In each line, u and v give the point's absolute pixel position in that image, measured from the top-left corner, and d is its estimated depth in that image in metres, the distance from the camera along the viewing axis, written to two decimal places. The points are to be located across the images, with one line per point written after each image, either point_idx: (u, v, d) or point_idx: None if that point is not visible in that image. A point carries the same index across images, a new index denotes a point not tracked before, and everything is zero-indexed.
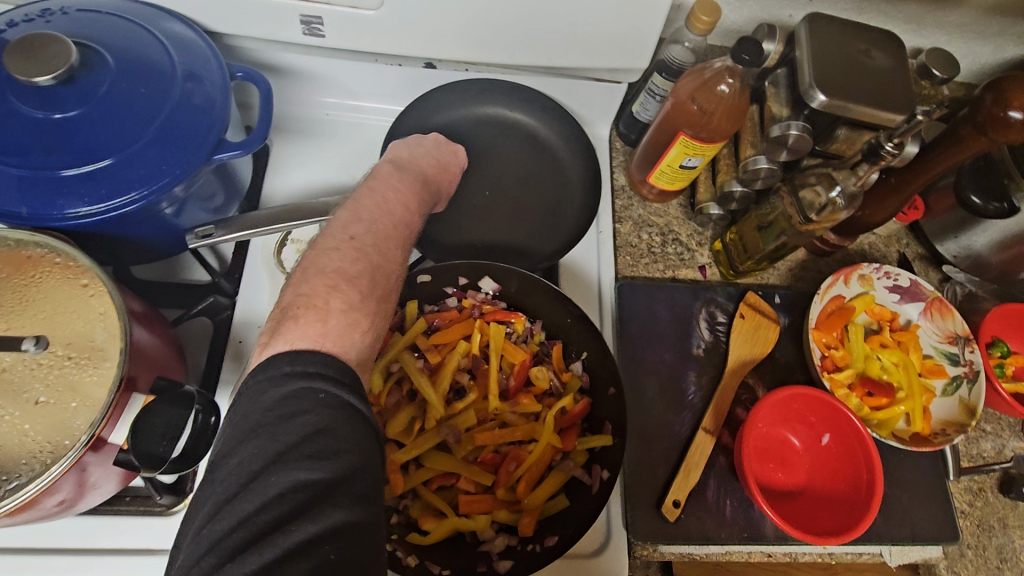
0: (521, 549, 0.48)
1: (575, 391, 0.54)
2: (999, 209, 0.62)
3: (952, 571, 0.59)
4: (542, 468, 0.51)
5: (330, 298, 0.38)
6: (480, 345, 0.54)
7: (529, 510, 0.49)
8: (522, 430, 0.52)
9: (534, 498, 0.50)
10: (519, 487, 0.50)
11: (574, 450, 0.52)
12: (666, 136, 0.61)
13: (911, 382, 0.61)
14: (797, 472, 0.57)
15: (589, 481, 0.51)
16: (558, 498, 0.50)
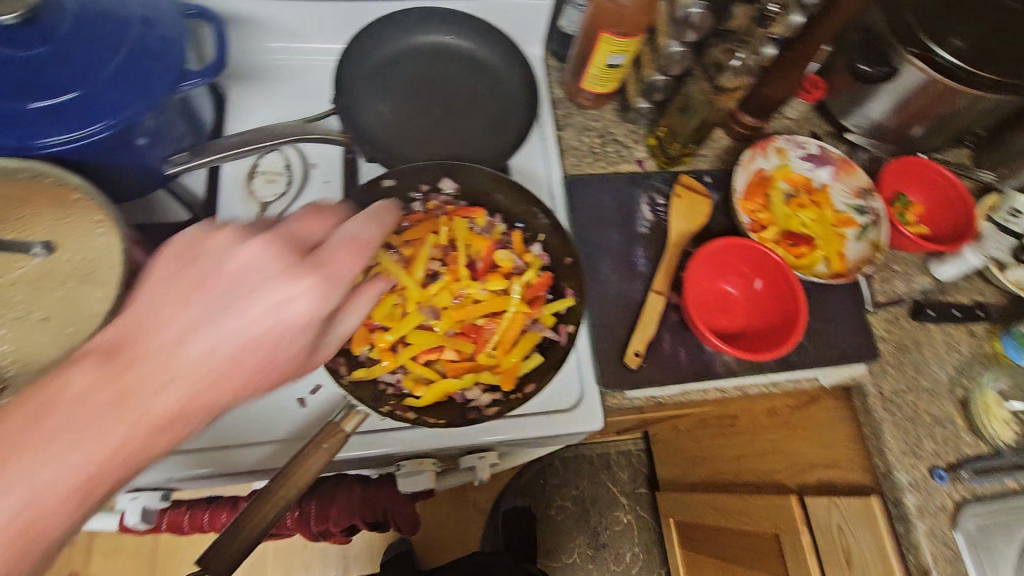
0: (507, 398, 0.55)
1: (537, 268, 0.60)
2: (884, 73, 0.71)
3: (877, 385, 0.69)
4: (515, 334, 0.57)
5: None
6: (446, 237, 0.60)
7: (507, 367, 0.56)
8: (493, 304, 0.58)
9: (511, 358, 0.56)
10: (498, 349, 0.57)
11: (542, 316, 0.58)
12: (589, 40, 0.67)
13: (826, 232, 0.70)
14: (737, 316, 0.66)
15: (558, 338, 0.58)
16: (533, 357, 0.57)
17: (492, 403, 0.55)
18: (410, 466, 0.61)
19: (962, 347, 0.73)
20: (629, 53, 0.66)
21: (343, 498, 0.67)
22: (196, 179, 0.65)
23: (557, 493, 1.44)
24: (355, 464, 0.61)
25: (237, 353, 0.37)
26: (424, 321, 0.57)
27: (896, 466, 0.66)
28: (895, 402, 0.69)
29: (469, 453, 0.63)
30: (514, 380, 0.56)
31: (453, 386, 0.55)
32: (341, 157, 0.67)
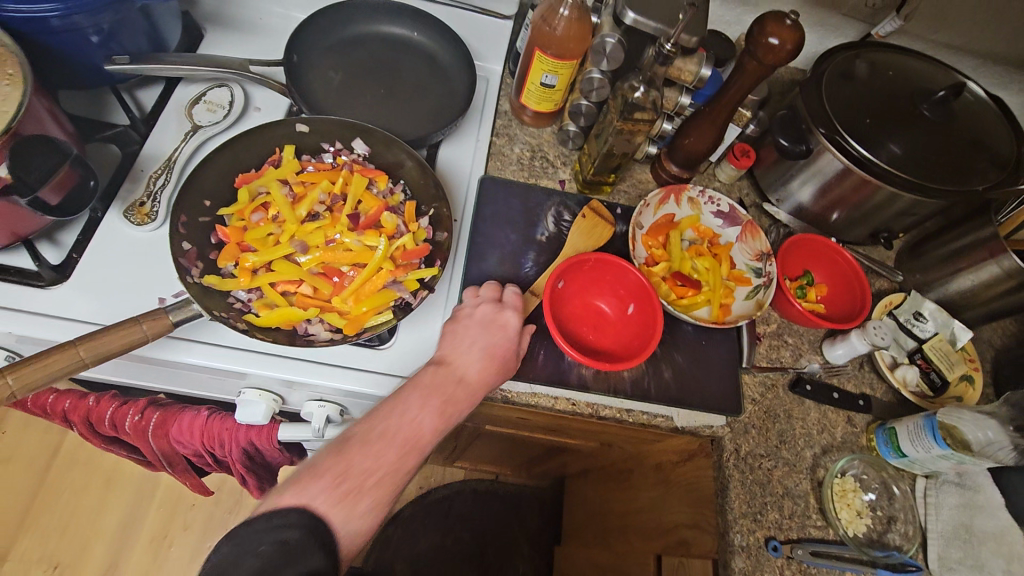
0: (342, 340, 0.57)
1: (417, 237, 0.63)
2: (801, 151, 0.74)
3: (735, 443, 0.68)
4: (375, 287, 0.59)
5: None
6: (340, 187, 0.64)
7: (354, 313, 0.58)
8: (362, 255, 0.61)
9: (364, 307, 0.59)
10: (351, 296, 0.59)
11: (405, 278, 0.61)
12: (530, 56, 0.73)
13: (715, 281, 0.72)
14: (605, 335, 0.66)
15: (412, 301, 0.60)
16: (383, 312, 0.59)
17: (328, 336, 0.58)
18: (249, 394, 0.62)
19: (834, 431, 0.72)
20: (561, 75, 0.72)
21: (188, 419, 0.67)
22: (150, 97, 0.71)
23: (459, 523, 1.39)
24: (199, 378, 0.63)
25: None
26: (292, 253, 0.60)
27: (732, 526, 0.64)
28: (749, 462, 0.68)
29: (311, 399, 0.64)
30: (358, 328, 0.58)
31: (297, 318, 0.57)
32: (284, 106, 0.74)
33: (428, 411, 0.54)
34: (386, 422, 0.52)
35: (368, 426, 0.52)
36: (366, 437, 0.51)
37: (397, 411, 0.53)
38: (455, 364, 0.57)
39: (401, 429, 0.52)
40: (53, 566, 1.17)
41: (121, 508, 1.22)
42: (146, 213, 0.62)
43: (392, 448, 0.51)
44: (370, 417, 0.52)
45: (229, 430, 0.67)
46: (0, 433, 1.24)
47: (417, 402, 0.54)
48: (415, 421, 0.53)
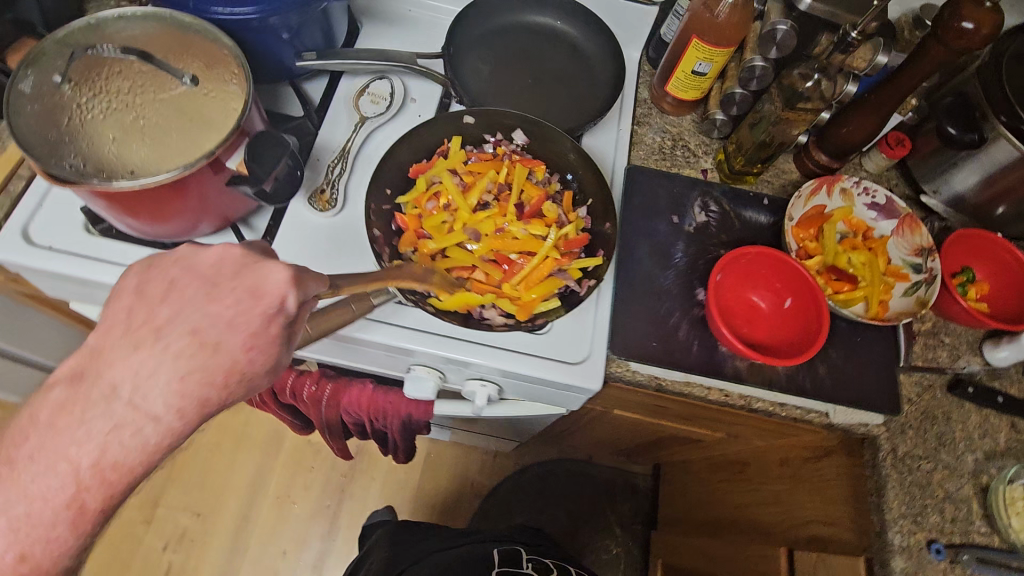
0: (517, 326, 0.61)
1: (578, 227, 0.65)
2: (972, 140, 0.70)
3: (892, 443, 0.67)
4: (542, 274, 0.62)
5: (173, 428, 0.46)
6: (504, 177, 0.66)
7: (524, 300, 0.61)
8: (531, 246, 0.63)
9: (533, 295, 0.62)
10: (521, 283, 0.62)
11: (570, 267, 0.63)
12: (682, 44, 0.72)
13: (872, 277, 0.70)
14: (760, 329, 0.66)
15: (578, 289, 0.62)
16: (551, 299, 0.61)
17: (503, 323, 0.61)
18: (418, 371, 0.67)
19: (998, 437, 0.69)
20: (716, 63, 0.71)
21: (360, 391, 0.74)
22: (317, 89, 0.75)
23: (553, 503, 1.43)
24: (373, 355, 0.68)
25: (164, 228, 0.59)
26: (465, 241, 0.63)
27: (891, 526, 0.64)
28: (906, 463, 0.66)
29: (472, 379, 0.68)
30: (529, 313, 0.61)
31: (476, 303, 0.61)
32: (438, 96, 0.77)
33: (240, 375, 0.40)
34: (41, 457, 0.37)
35: (53, 410, 0.37)
36: (63, 421, 0.37)
37: (82, 428, 0.37)
38: (224, 346, 0.39)
39: (180, 382, 0.38)
40: (196, 513, 1.30)
41: (250, 467, 1.35)
42: (327, 200, 0.67)
43: (163, 442, 0.38)
44: (121, 337, 0.39)
45: (396, 401, 0.74)
46: None
47: (173, 386, 0.38)
48: (152, 405, 0.38)
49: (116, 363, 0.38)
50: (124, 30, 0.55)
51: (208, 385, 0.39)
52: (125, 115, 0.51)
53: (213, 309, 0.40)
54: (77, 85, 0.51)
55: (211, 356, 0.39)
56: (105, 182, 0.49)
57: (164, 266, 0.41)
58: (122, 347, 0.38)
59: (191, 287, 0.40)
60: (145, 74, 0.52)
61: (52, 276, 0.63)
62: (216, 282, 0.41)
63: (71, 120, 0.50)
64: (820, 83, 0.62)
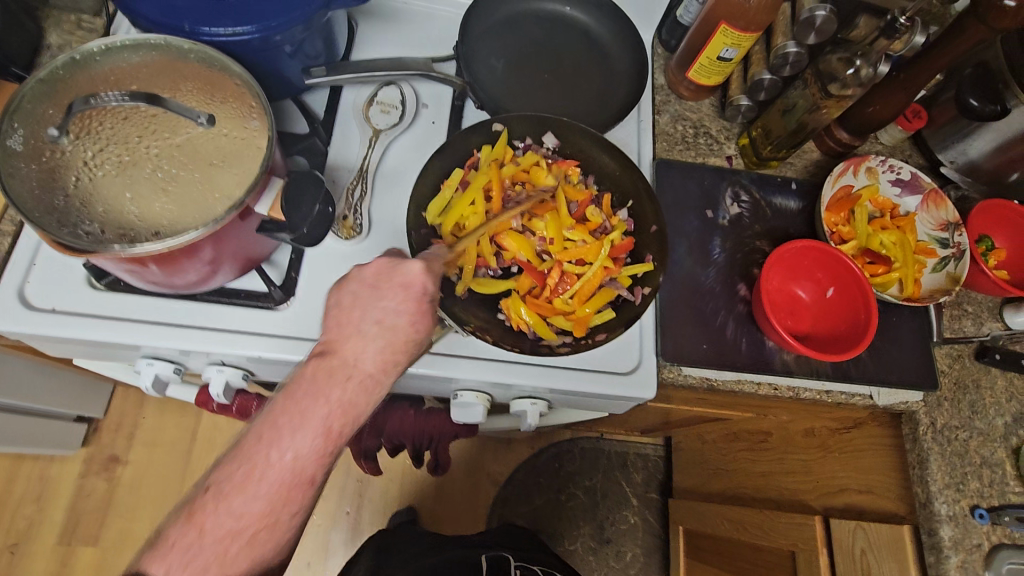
0: (578, 343, 0.60)
1: (622, 232, 0.64)
2: (992, 111, 0.69)
3: (931, 416, 0.69)
4: (595, 287, 0.62)
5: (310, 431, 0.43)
6: (548, 188, 0.65)
7: (581, 315, 0.61)
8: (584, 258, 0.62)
9: (586, 309, 0.61)
10: (575, 298, 0.61)
11: (621, 276, 0.62)
12: (707, 30, 0.69)
13: (905, 258, 0.70)
14: (804, 320, 0.67)
15: (632, 298, 0.61)
16: (606, 310, 0.61)
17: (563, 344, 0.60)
18: (466, 397, 0.65)
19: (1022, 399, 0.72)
20: (742, 48, 0.68)
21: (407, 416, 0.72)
22: (319, 101, 0.69)
23: (569, 481, 1.45)
24: (419, 383, 0.65)
25: (183, 278, 0.53)
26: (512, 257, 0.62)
27: (937, 498, 0.66)
28: (945, 435, 0.69)
29: (522, 398, 0.66)
30: (585, 329, 0.61)
31: (532, 321, 0.60)
32: (449, 100, 0.72)
33: (418, 344, 0.48)
34: (285, 428, 0.42)
35: (288, 398, 0.43)
36: (295, 408, 0.43)
37: (307, 405, 0.43)
38: (398, 325, 0.46)
39: (386, 353, 0.46)
40: None
41: None
42: (351, 226, 0.62)
43: (367, 398, 0.45)
44: (342, 329, 0.46)
45: (440, 425, 0.71)
46: (141, 421, 1.31)
47: (378, 357, 0.46)
48: (365, 371, 0.45)
49: (342, 351, 0.45)
50: (119, 67, 0.49)
51: (397, 356, 0.46)
52: (139, 167, 0.45)
53: (385, 304, 0.46)
54: (80, 139, 0.45)
55: (400, 333, 0.46)
56: (129, 246, 0.43)
57: (343, 286, 0.48)
58: (342, 336, 0.45)
59: (367, 294, 0.47)
60: (155, 118, 0.47)
61: (61, 340, 0.58)
62: (380, 286, 0.47)
63: (80, 180, 0.44)
64: (859, 69, 0.61)
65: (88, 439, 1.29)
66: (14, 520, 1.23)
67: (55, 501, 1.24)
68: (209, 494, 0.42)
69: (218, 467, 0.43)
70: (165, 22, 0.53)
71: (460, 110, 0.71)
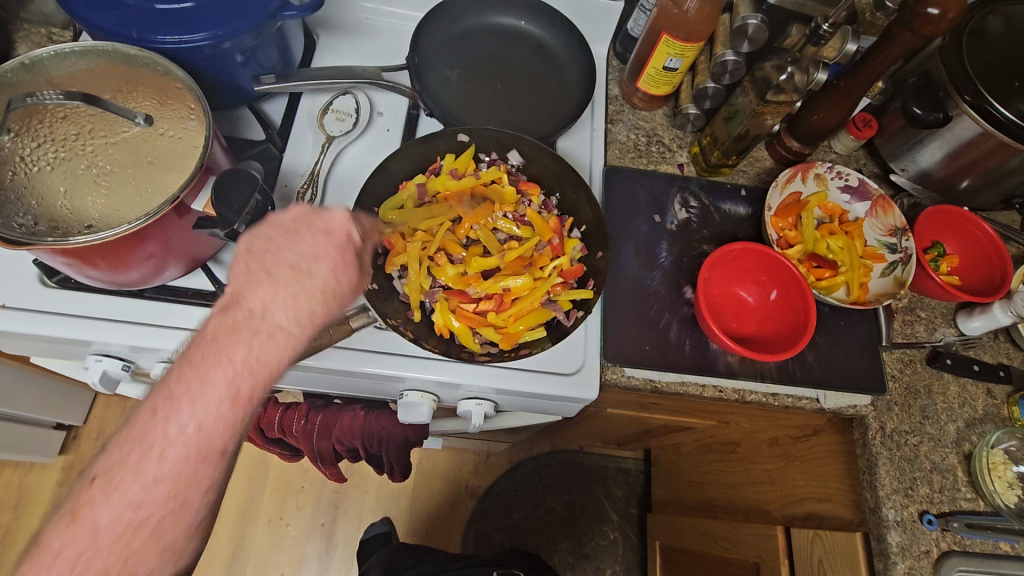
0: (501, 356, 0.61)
1: (571, 258, 0.64)
2: (936, 118, 0.69)
3: (880, 421, 0.69)
4: (531, 306, 0.62)
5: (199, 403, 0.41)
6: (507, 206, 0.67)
7: (510, 330, 0.61)
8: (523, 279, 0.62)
9: (516, 325, 0.61)
10: (509, 314, 0.62)
11: (560, 298, 0.63)
12: (652, 41, 0.71)
13: (852, 261, 0.71)
14: (748, 322, 0.67)
15: (565, 320, 0.62)
16: (538, 329, 0.62)
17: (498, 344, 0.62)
18: (412, 397, 0.65)
19: (975, 404, 0.71)
20: (686, 58, 0.70)
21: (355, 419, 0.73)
22: (277, 109, 0.72)
23: (548, 496, 1.44)
24: (366, 382, 0.66)
25: (130, 275, 0.55)
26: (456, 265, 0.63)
27: (885, 502, 0.65)
28: (895, 439, 0.68)
29: (467, 398, 0.67)
30: (513, 343, 0.61)
31: (457, 329, 0.61)
32: (404, 109, 0.74)
33: (337, 295, 0.48)
34: (184, 400, 0.40)
35: (184, 365, 0.41)
36: (194, 372, 0.41)
37: (211, 370, 0.41)
38: (316, 272, 0.46)
39: (297, 302, 0.45)
40: None
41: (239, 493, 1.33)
42: None
43: (277, 353, 0.44)
44: (249, 276, 0.45)
45: (387, 427, 0.72)
46: (120, 430, 1.33)
47: (291, 308, 0.45)
48: (275, 325, 0.44)
49: (250, 300, 0.44)
50: (66, 72, 0.51)
51: (313, 305, 0.46)
52: (76, 164, 0.47)
53: (301, 248, 0.47)
54: (20, 136, 0.47)
55: (315, 280, 0.46)
56: (62, 240, 0.45)
57: (258, 231, 0.47)
58: (250, 285, 0.44)
59: (282, 238, 0.47)
60: (94, 118, 0.49)
61: (11, 336, 0.60)
62: (297, 231, 0.47)
63: (16, 175, 0.46)
64: (792, 75, 0.64)
65: (67, 447, 1.30)
66: None
67: (31, 509, 1.25)
68: (93, 486, 0.40)
69: (104, 456, 0.41)
70: (117, 31, 0.56)
71: (414, 119, 0.74)
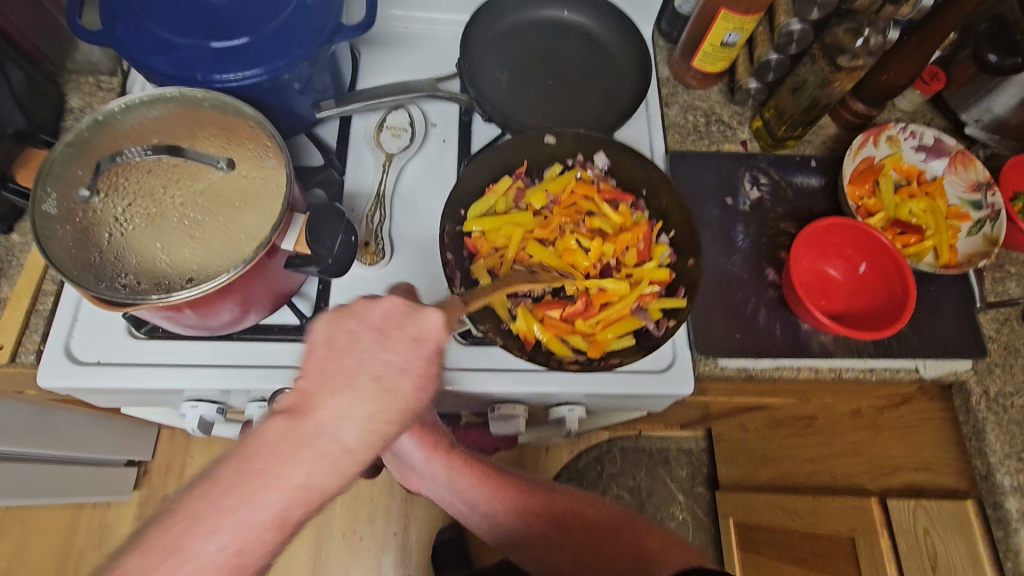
0: (589, 365, 0.60)
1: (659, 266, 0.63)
2: (1014, 64, 0.68)
3: (983, 385, 0.67)
4: (621, 314, 0.61)
5: (251, 501, 0.37)
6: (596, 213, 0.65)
7: (599, 339, 0.61)
8: (614, 289, 0.61)
9: (606, 335, 0.61)
10: (599, 322, 0.61)
11: (650, 306, 0.61)
12: (708, 18, 0.69)
13: (938, 224, 0.69)
14: (838, 299, 0.66)
15: (656, 329, 0.60)
16: (627, 337, 0.61)
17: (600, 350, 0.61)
18: (504, 409, 0.65)
19: None
20: (745, 31, 0.67)
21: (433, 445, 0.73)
22: (331, 132, 0.70)
23: (613, 483, 1.44)
24: (455, 399, 0.66)
25: (222, 317, 0.54)
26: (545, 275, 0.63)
27: (998, 469, 0.63)
28: (1001, 403, 0.66)
29: (558, 404, 0.66)
30: (600, 351, 0.60)
31: (547, 338, 0.60)
32: (456, 117, 0.72)
33: (414, 414, 0.43)
34: (233, 506, 0.37)
35: (245, 462, 0.38)
36: (247, 483, 0.37)
37: (263, 488, 0.38)
38: (400, 390, 0.42)
39: (369, 425, 0.40)
40: None
41: None
42: (373, 252, 0.63)
43: (332, 479, 0.40)
44: (324, 378, 0.41)
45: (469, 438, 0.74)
46: (188, 460, 1.35)
47: (363, 428, 0.40)
48: (343, 447, 0.40)
49: (318, 411, 0.39)
50: (138, 122, 0.51)
51: (387, 426, 0.41)
52: (167, 217, 0.47)
53: (389, 357, 0.42)
54: (109, 196, 0.47)
55: (400, 398, 0.42)
56: (165, 297, 0.45)
57: (342, 321, 0.43)
58: (322, 392, 0.40)
59: (370, 339, 0.43)
60: (176, 168, 0.48)
61: (108, 391, 0.60)
62: (387, 334, 0.43)
63: (112, 236, 0.46)
64: (868, 39, 0.60)
65: (140, 482, 1.32)
66: (79, 567, 1.27)
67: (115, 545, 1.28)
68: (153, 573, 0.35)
69: (143, 544, 0.36)
70: (176, 74, 0.55)
71: (468, 125, 0.72)
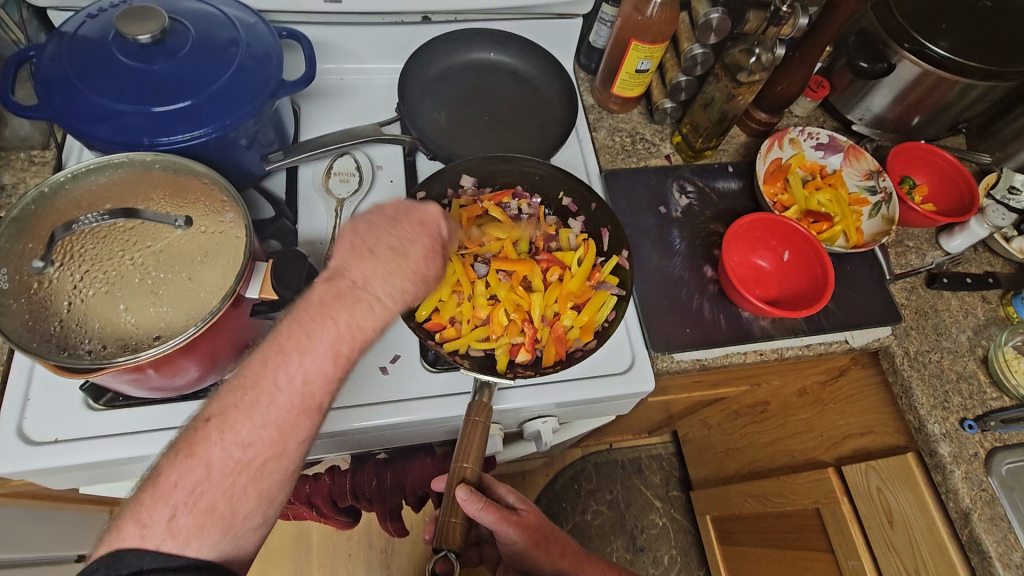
0: (604, 332, 0.63)
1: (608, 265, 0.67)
2: (882, 69, 0.76)
3: (903, 347, 0.75)
4: (588, 295, 0.66)
5: (316, 338, 0.44)
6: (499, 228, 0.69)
7: (586, 321, 0.64)
8: (560, 269, 0.67)
9: (591, 313, 0.64)
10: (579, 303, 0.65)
11: (606, 277, 0.67)
12: (621, 50, 0.76)
13: (843, 210, 0.77)
14: (769, 286, 0.72)
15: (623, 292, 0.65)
16: (603, 310, 0.65)
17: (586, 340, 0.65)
18: None
19: (976, 312, 0.78)
20: (655, 58, 0.74)
21: (553, 548, 0.64)
22: (279, 183, 0.72)
23: (591, 499, 1.46)
24: (433, 428, 0.67)
25: (188, 370, 0.53)
26: (504, 303, 0.64)
27: (928, 419, 0.70)
28: (921, 360, 0.74)
29: (533, 419, 0.69)
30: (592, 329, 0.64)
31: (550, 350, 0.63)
32: (401, 157, 0.76)
33: (426, 280, 0.50)
34: (294, 351, 0.44)
35: (295, 321, 0.45)
36: (303, 330, 0.44)
37: (319, 330, 0.44)
38: (410, 255, 0.49)
39: (396, 280, 0.48)
40: None
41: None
42: None
43: (372, 323, 0.47)
44: (349, 254, 0.48)
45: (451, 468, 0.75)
46: None
47: (387, 284, 0.47)
48: (374, 298, 0.47)
49: (353, 274, 0.47)
50: (86, 190, 0.51)
51: (406, 282, 0.48)
52: (127, 279, 0.47)
53: (399, 234, 0.49)
54: (64, 265, 0.46)
55: (410, 263, 0.49)
56: (132, 357, 0.45)
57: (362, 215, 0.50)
58: (352, 261, 0.47)
59: (385, 223, 0.50)
60: (132, 230, 0.48)
61: (65, 471, 0.57)
62: (398, 220, 0.50)
63: (72, 303, 0.46)
64: (760, 57, 0.69)
65: None
66: None
67: None
68: (209, 426, 0.42)
69: (217, 399, 0.43)
70: (120, 140, 0.56)
71: (413, 165, 0.75)
